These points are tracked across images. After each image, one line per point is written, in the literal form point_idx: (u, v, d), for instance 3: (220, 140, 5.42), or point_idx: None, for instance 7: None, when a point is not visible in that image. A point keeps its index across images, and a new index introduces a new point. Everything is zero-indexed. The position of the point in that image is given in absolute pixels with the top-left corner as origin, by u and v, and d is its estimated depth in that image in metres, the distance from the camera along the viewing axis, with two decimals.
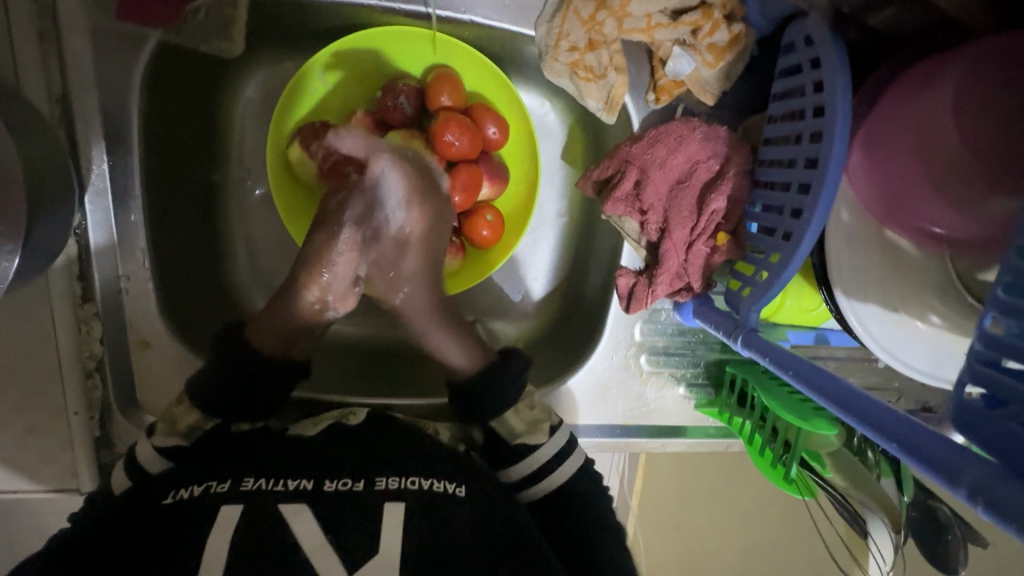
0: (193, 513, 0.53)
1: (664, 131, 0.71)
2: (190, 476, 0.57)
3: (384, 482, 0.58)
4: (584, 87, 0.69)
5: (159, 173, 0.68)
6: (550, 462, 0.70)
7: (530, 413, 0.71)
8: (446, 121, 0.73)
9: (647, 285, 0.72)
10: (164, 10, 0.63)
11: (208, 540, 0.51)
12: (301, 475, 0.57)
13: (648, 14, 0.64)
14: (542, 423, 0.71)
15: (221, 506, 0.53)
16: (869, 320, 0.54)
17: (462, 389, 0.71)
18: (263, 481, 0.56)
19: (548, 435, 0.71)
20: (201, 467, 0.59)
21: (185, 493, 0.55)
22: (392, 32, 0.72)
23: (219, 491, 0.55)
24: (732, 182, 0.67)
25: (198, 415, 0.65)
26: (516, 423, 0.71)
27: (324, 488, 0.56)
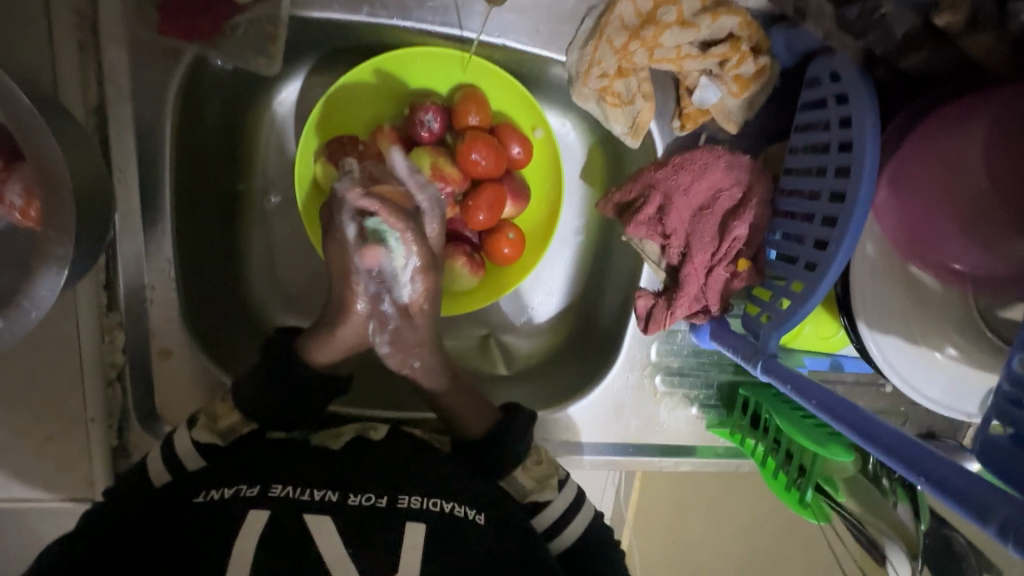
0: (224, 514, 0.53)
1: (688, 158, 0.72)
2: (222, 476, 0.58)
3: (407, 501, 0.57)
4: (610, 112, 0.70)
5: (186, 181, 0.68)
6: (565, 515, 0.70)
7: (538, 470, 0.71)
8: (472, 140, 0.74)
9: (666, 306, 0.73)
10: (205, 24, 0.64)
11: (235, 542, 0.51)
12: (326, 486, 0.57)
13: (679, 45, 0.65)
14: (551, 477, 0.71)
15: (249, 510, 0.53)
16: (890, 351, 0.56)
17: (468, 440, 0.70)
18: (291, 489, 0.56)
19: (558, 490, 0.71)
20: (230, 469, 0.59)
21: (215, 494, 0.56)
22: (423, 51, 0.72)
23: (249, 495, 0.55)
24: (754, 210, 0.68)
25: (238, 419, 0.66)
26: (525, 482, 0.70)
27: (348, 501, 0.56)
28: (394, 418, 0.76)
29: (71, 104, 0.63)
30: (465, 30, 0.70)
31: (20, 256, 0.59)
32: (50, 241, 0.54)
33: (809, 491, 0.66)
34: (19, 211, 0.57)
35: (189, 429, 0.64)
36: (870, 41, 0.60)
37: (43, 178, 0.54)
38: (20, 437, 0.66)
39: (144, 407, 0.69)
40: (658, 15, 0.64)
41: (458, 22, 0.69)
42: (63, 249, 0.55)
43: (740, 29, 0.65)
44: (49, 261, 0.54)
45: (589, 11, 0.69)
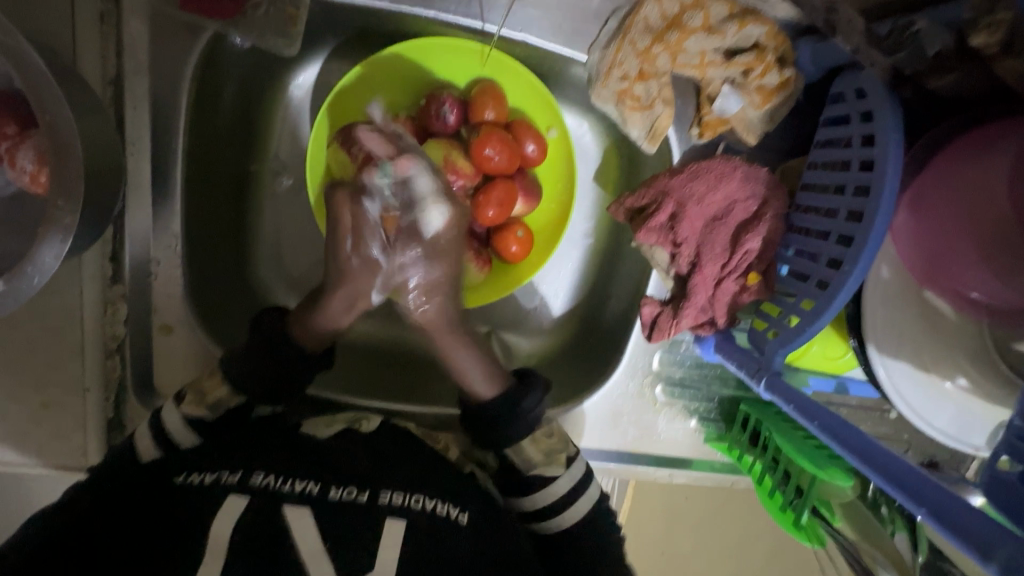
0: (202, 500, 0.53)
1: (705, 166, 0.71)
2: (206, 461, 0.58)
3: (388, 498, 0.57)
4: (629, 115, 0.69)
5: (198, 158, 0.68)
6: (568, 496, 0.70)
7: (547, 443, 0.72)
8: (486, 136, 0.73)
9: (672, 315, 0.73)
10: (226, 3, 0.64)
11: (213, 524, 0.51)
12: (308, 478, 0.57)
13: (703, 52, 0.65)
14: (559, 454, 0.72)
15: (228, 497, 0.53)
16: (898, 376, 0.55)
17: (473, 414, 0.72)
18: (272, 479, 0.56)
19: (565, 467, 0.71)
20: (217, 454, 0.59)
21: (197, 478, 0.56)
22: (444, 43, 0.71)
23: (230, 482, 0.55)
24: (769, 224, 0.67)
25: (228, 391, 0.67)
26: (532, 455, 0.71)
27: (328, 495, 0.55)
28: (390, 408, 0.76)
29: (89, 75, 0.63)
30: (489, 23, 0.69)
31: (30, 222, 0.59)
32: (61, 209, 0.54)
33: (805, 514, 0.66)
34: (30, 176, 0.57)
35: (177, 405, 0.65)
36: (899, 59, 0.58)
37: (55, 145, 0.54)
38: (16, 405, 0.66)
39: (142, 381, 0.69)
40: (682, 23, 0.64)
41: (481, 15, 0.68)
42: (72, 217, 0.55)
43: (766, 38, 0.64)
44: (53, 228, 0.54)
45: (614, 12, 0.67)
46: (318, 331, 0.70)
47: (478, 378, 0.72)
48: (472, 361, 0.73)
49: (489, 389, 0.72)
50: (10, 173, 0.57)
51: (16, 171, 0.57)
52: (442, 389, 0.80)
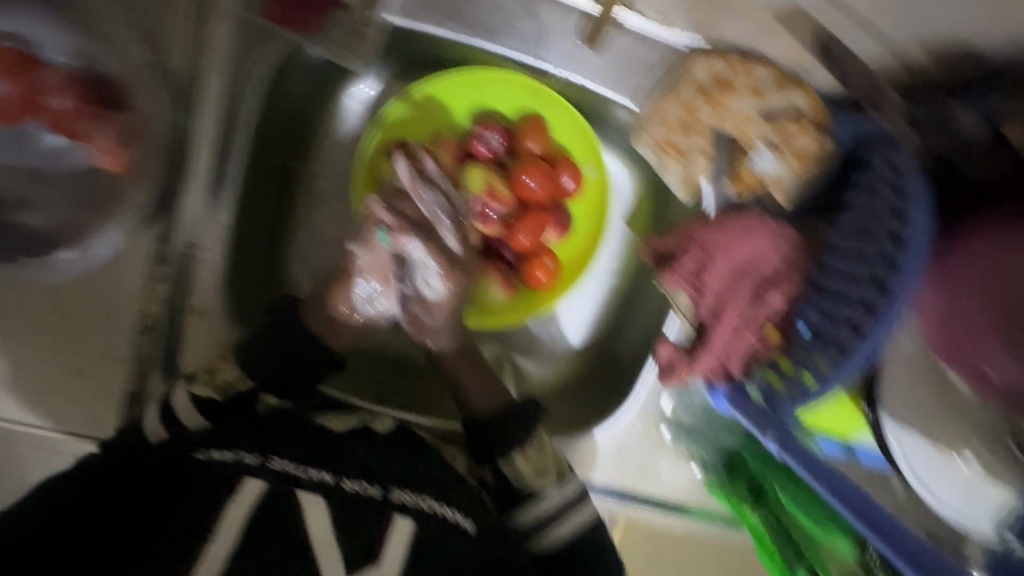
0: (221, 477, 0.55)
1: (735, 219, 0.72)
2: (226, 440, 0.59)
3: (399, 496, 0.58)
4: (665, 162, 0.72)
5: (256, 155, 0.71)
6: (558, 511, 0.69)
7: (538, 461, 0.70)
8: (529, 167, 0.77)
9: (687, 360, 0.73)
10: (304, 14, 0.66)
11: (230, 506, 0.53)
12: (324, 468, 0.58)
13: (745, 112, 0.68)
14: (551, 469, 0.70)
15: (246, 478, 0.55)
16: (913, 455, 0.63)
17: (476, 418, 0.71)
18: (291, 465, 0.57)
19: (556, 485, 0.70)
20: (238, 433, 0.60)
21: (216, 454, 0.57)
22: (502, 75, 0.76)
23: (250, 462, 0.56)
24: (793, 281, 0.70)
25: (237, 374, 0.66)
26: (523, 468, 0.69)
27: (342, 485, 0.57)
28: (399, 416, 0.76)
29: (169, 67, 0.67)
30: (543, 61, 0.74)
31: (94, 197, 0.63)
32: None
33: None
34: (110, 153, 0.62)
35: (187, 385, 0.64)
36: (933, 147, 0.63)
37: None
38: (48, 367, 0.68)
39: (167, 361, 0.71)
40: (729, 83, 0.67)
41: (534, 52, 0.73)
42: None
43: (806, 107, 0.67)
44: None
45: (666, 65, 0.71)
46: (330, 325, 0.70)
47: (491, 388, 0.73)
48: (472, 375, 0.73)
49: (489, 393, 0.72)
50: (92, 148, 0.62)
51: (93, 151, 0.62)
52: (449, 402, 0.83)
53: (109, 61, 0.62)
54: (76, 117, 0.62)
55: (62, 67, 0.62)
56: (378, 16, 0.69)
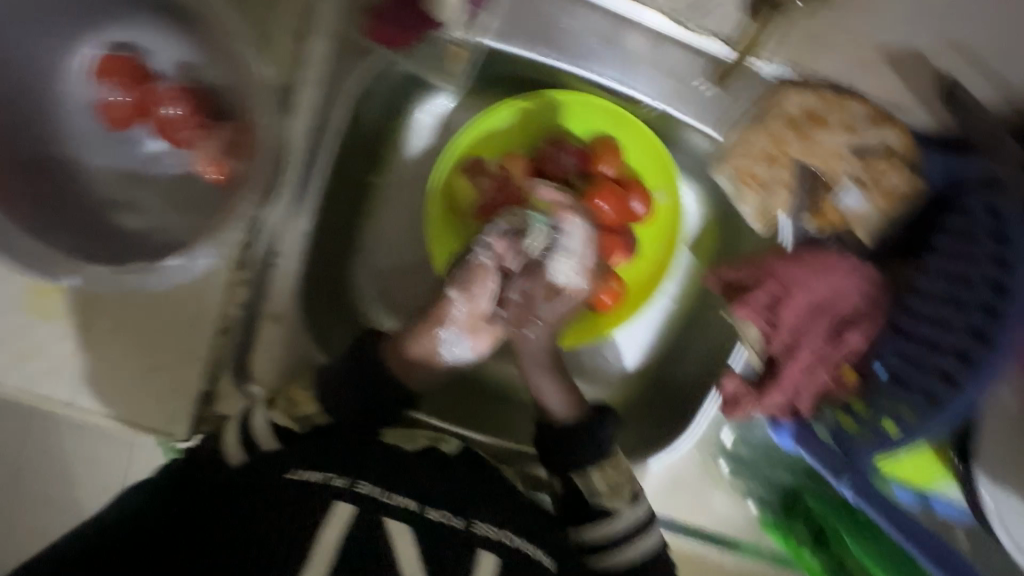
0: (314, 501, 0.57)
1: (814, 254, 0.70)
2: (314, 460, 0.62)
3: (479, 527, 0.61)
4: (744, 194, 0.71)
5: (341, 168, 0.72)
6: (625, 535, 0.70)
7: (614, 476, 0.72)
8: (603, 190, 0.76)
9: (756, 396, 0.72)
10: (396, 32, 0.63)
11: (324, 533, 0.55)
12: (409, 494, 0.60)
13: (834, 147, 0.66)
14: (625, 488, 0.72)
15: (338, 503, 0.57)
16: (1005, 508, 0.61)
17: (555, 431, 0.73)
18: (375, 489, 0.59)
19: (629, 504, 0.71)
20: (323, 453, 0.63)
21: (307, 476, 0.60)
22: (582, 100, 0.76)
23: (338, 487, 0.58)
24: (871, 322, 0.68)
25: (317, 410, 0.70)
26: (598, 483, 0.71)
27: (427, 514, 0.59)
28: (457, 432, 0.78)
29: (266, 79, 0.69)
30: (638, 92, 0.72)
31: (191, 205, 0.64)
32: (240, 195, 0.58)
33: None
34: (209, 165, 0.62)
35: (267, 410, 0.68)
36: None
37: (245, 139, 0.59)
38: (133, 362, 0.71)
39: (241, 363, 0.72)
40: (823, 118, 0.65)
41: (630, 82, 0.69)
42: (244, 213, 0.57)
43: (898, 144, 0.65)
44: (234, 218, 0.56)
45: None
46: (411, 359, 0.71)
47: (565, 407, 0.74)
48: (553, 391, 0.74)
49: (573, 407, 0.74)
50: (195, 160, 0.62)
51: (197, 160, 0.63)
52: (506, 419, 0.81)
53: (206, 72, 0.63)
54: (180, 126, 0.62)
55: (168, 79, 0.63)
56: (472, 41, 0.66)
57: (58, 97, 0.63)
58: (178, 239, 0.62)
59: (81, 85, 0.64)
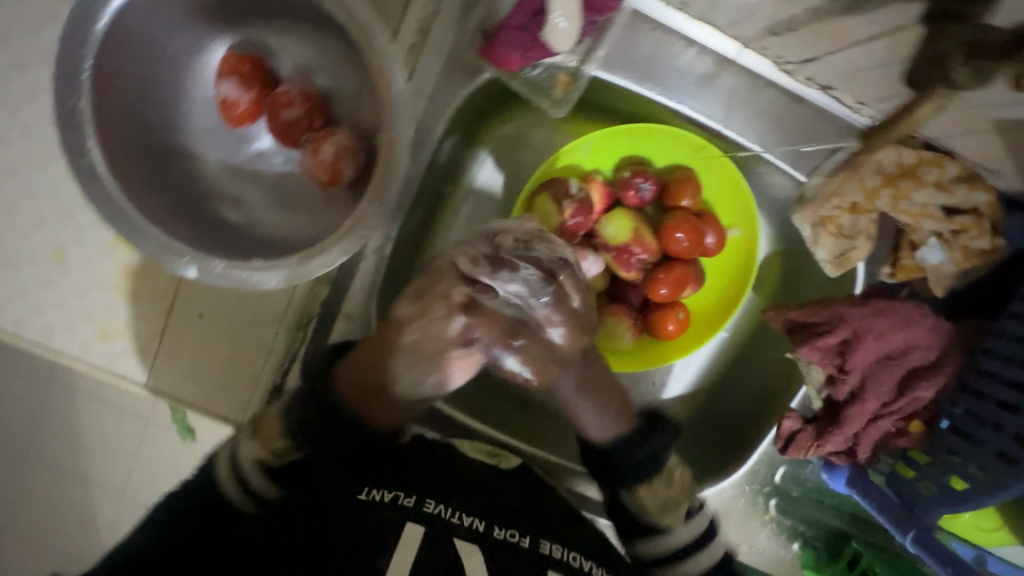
0: (381, 521, 0.59)
1: (892, 305, 0.71)
2: (381, 478, 0.63)
3: (547, 548, 0.62)
4: (824, 239, 0.71)
5: (430, 176, 0.73)
6: (683, 548, 0.69)
7: (664, 492, 0.69)
8: (680, 221, 0.77)
9: (815, 436, 0.74)
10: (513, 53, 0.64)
11: (395, 554, 0.57)
12: (473, 513, 0.62)
13: (924, 204, 0.67)
14: (677, 503, 0.69)
15: (407, 523, 0.59)
16: None
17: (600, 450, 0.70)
18: (443, 509, 0.61)
19: (682, 521, 0.70)
20: (387, 472, 0.64)
21: (376, 495, 0.61)
22: (665, 131, 0.74)
23: (407, 505, 0.60)
24: (945, 377, 0.69)
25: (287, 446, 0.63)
26: (648, 502, 0.68)
27: (493, 533, 0.61)
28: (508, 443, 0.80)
29: None
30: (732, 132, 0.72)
31: (320, 207, 0.63)
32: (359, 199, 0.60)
33: None
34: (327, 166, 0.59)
35: (251, 444, 0.64)
36: None
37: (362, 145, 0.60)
38: (209, 350, 0.71)
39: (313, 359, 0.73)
40: (919, 176, 0.65)
41: (722, 118, 0.71)
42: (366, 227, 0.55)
43: (986, 206, 0.66)
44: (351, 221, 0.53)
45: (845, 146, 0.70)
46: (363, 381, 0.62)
47: (604, 430, 0.69)
48: (592, 416, 0.69)
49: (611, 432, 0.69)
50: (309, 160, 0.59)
51: (314, 160, 0.59)
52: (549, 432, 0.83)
53: (338, 77, 0.61)
54: (300, 127, 0.60)
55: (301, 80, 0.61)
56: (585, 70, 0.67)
57: (181, 87, 0.60)
58: (278, 234, 0.61)
59: (206, 75, 0.61)
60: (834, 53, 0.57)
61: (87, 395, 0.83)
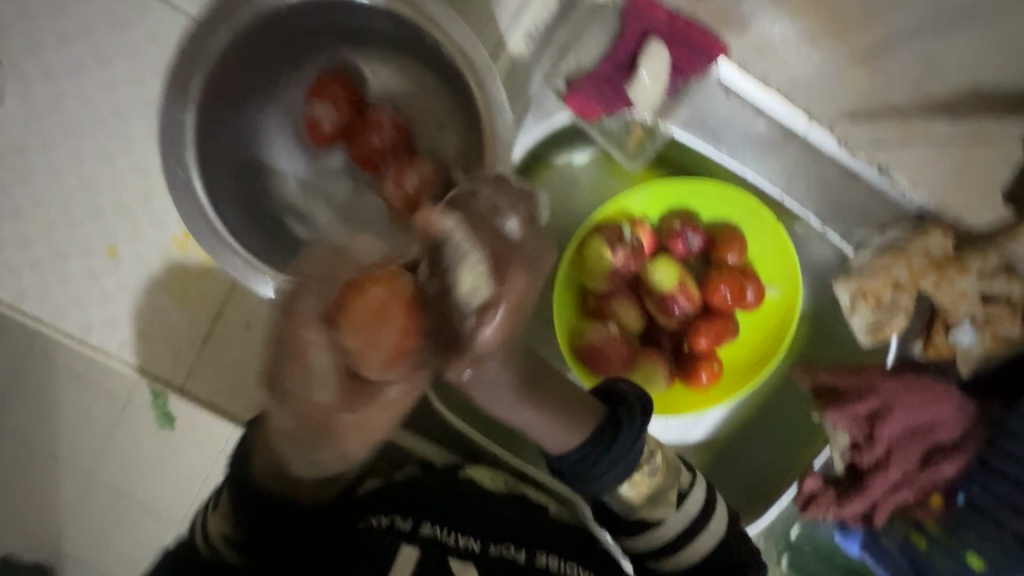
0: (380, 545, 0.61)
1: (923, 381, 0.73)
2: (380, 506, 0.67)
3: (543, 561, 0.65)
4: (861, 308, 0.73)
5: None
6: (679, 537, 0.65)
7: (646, 486, 0.64)
8: (725, 277, 0.78)
9: (836, 499, 0.77)
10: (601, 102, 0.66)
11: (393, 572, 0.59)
12: (470, 534, 0.65)
13: (965, 290, 0.69)
14: (667, 494, 0.66)
15: (402, 545, 0.61)
16: None
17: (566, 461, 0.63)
18: (437, 531, 0.64)
19: (675, 507, 0.66)
20: (388, 500, 0.68)
21: (375, 521, 0.64)
22: (717, 186, 0.74)
23: (403, 529, 0.63)
24: (966, 456, 0.73)
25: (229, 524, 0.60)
26: (634, 498, 0.64)
27: (490, 552, 0.64)
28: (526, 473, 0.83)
29: None
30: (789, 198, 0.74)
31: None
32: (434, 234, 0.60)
33: None
34: (408, 196, 0.59)
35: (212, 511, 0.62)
36: None
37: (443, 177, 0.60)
38: (246, 360, 0.69)
39: None
40: (965, 264, 0.68)
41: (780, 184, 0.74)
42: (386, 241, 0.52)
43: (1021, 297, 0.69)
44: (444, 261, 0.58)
45: (893, 224, 0.73)
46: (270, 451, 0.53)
47: (563, 438, 0.62)
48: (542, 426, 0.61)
49: (576, 437, 0.62)
50: (391, 188, 0.59)
51: (396, 188, 0.59)
52: None
53: (424, 111, 0.63)
54: (387, 155, 0.60)
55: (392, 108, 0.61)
56: (665, 125, 0.70)
57: (267, 102, 0.60)
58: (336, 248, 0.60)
59: (294, 94, 0.62)
60: None
61: (66, 370, 0.71)
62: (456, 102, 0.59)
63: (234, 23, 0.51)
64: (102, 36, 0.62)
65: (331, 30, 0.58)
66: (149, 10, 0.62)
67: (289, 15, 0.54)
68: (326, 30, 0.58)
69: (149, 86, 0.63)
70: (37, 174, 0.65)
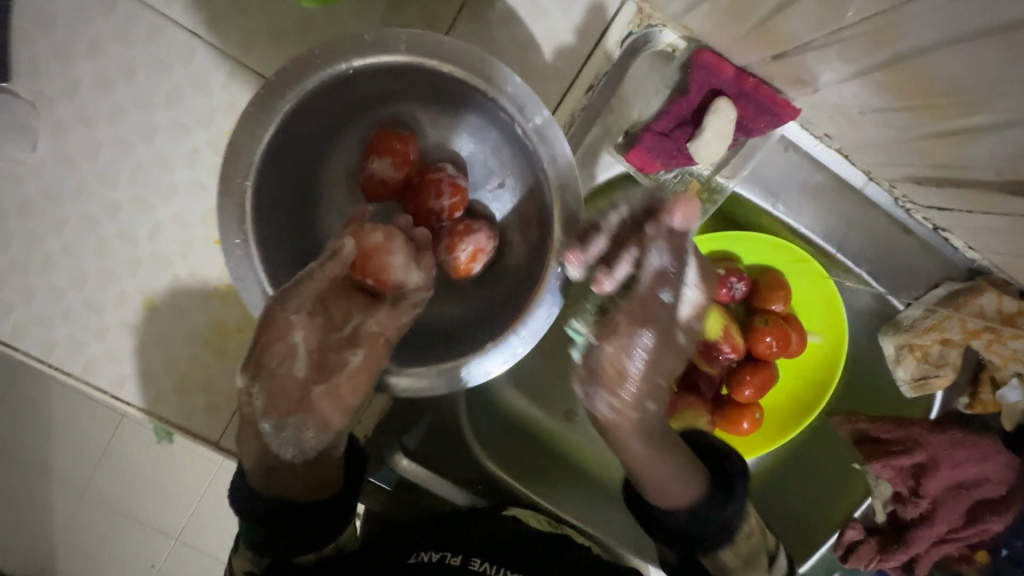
0: None
1: (971, 438, 0.73)
2: (427, 541, 0.67)
3: None
4: (908, 360, 0.73)
5: None
6: None
7: (746, 548, 0.65)
8: (771, 326, 0.76)
9: (879, 551, 0.76)
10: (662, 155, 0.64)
11: None
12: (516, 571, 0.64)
13: (1015, 350, 0.69)
14: (761, 557, 0.65)
15: None
16: None
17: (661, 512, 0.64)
18: (489, 567, 0.64)
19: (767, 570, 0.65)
20: (437, 537, 0.68)
21: (425, 557, 0.65)
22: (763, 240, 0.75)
23: (455, 564, 0.63)
24: (1014, 513, 0.73)
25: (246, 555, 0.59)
26: (729, 559, 0.64)
27: None
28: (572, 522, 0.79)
29: None
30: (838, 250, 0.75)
31: (444, 293, 0.66)
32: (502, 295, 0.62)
33: None
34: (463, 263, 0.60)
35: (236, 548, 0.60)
36: None
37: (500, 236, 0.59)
38: None
39: None
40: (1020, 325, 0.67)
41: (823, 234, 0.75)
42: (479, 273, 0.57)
43: None
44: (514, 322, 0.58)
45: (947, 281, 0.72)
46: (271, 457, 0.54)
47: (672, 491, 0.63)
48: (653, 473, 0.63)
49: (679, 494, 0.63)
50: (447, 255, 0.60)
51: (450, 255, 0.60)
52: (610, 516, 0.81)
53: (485, 169, 0.65)
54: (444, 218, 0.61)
55: (453, 169, 0.63)
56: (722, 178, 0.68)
57: (323, 154, 0.62)
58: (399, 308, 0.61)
59: (348, 147, 0.64)
60: (971, 213, 0.58)
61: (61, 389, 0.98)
62: (526, 164, 0.60)
63: (301, 88, 0.53)
64: (143, 81, 0.60)
65: (389, 92, 0.60)
66: (195, 57, 0.60)
67: (354, 78, 0.55)
68: (388, 93, 0.60)
69: (192, 133, 0.61)
70: (71, 223, 0.61)
